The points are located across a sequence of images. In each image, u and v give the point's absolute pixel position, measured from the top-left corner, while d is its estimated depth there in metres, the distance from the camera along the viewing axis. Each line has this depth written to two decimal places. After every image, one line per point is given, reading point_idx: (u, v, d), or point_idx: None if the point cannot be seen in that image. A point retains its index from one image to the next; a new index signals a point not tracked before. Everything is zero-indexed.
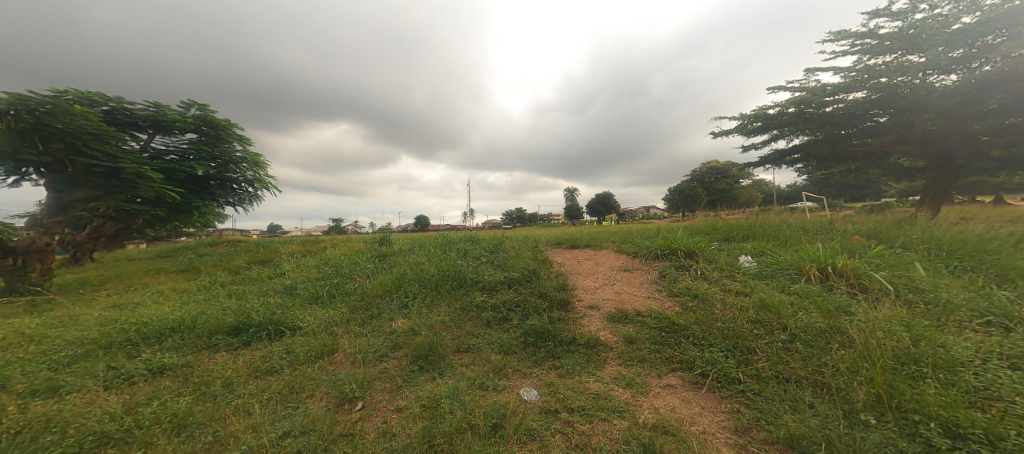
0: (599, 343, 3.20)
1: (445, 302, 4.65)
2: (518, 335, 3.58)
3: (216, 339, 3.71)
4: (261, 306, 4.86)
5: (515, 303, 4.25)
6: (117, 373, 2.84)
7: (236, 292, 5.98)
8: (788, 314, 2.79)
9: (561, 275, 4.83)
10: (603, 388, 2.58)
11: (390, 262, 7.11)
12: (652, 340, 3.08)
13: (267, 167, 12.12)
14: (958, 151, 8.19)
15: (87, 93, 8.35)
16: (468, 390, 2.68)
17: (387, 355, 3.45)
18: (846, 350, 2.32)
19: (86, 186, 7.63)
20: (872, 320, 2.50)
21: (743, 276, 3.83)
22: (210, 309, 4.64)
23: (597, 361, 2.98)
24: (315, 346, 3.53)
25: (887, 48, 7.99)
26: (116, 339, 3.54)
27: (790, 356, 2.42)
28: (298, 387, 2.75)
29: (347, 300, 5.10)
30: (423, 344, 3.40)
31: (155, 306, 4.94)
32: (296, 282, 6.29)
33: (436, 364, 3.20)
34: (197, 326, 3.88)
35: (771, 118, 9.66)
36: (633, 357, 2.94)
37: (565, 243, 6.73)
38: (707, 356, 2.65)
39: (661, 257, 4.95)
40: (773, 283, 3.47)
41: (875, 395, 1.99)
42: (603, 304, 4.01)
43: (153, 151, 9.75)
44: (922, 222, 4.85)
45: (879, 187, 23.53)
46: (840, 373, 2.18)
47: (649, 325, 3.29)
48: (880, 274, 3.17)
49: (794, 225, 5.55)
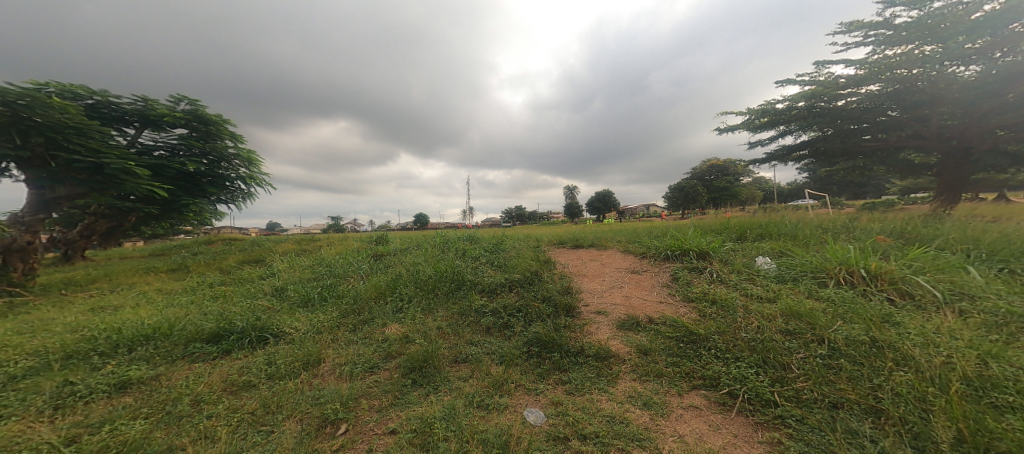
0: (609, 354, 2.93)
1: (442, 307, 4.37)
2: (521, 343, 3.31)
3: (193, 348, 3.40)
4: (247, 311, 4.57)
5: (517, 308, 3.97)
6: (73, 390, 2.53)
7: (222, 295, 5.66)
8: (824, 323, 2.49)
9: (566, 278, 4.56)
10: (618, 410, 2.29)
11: (385, 263, 6.80)
12: (669, 351, 2.83)
13: (260, 164, 11.81)
14: (976, 146, 7.89)
15: (70, 85, 8.04)
16: (465, 410, 2.41)
17: (378, 367, 3.18)
18: (905, 372, 2.00)
19: (69, 183, 7.35)
20: (923, 333, 2.23)
21: (763, 280, 3.55)
22: (189, 314, 4.33)
23: (608, 376, 2.71)
24: (299, 356, 3.24)
25: (903, 38, 7.63)
26: (81, 349, 3.23)
27: (834, 374, 2.12)
28: (275, 406, 2.45)
29: (338, 303, 4.81)
30: (416, 354, 3.14)
31: (133, 310, 4.63)
32: (286, 283, 5.97)
33: (431, 377, 2.94)
34: (174, 333, 3.58)
35: (779, 113, 9.45)
36: (648, 372, 2.66)
37: (568, 243, 6.43)
38: (733, 370, 2.38)
39: (672, 257, 4.69)
40: (798, 288, 3.19)
41: (950, 427, 1.70)
42: (612, 310, 3.74)
43: (141, 147, 9.43)
44: (949, 220, 4.57)
45: (881, 184, 23.25)
46: (901, 401, 1.87)
47: (664, 334, 3.04)
48: (921, 278, 2.87)
49: (812, 223, 5.26)
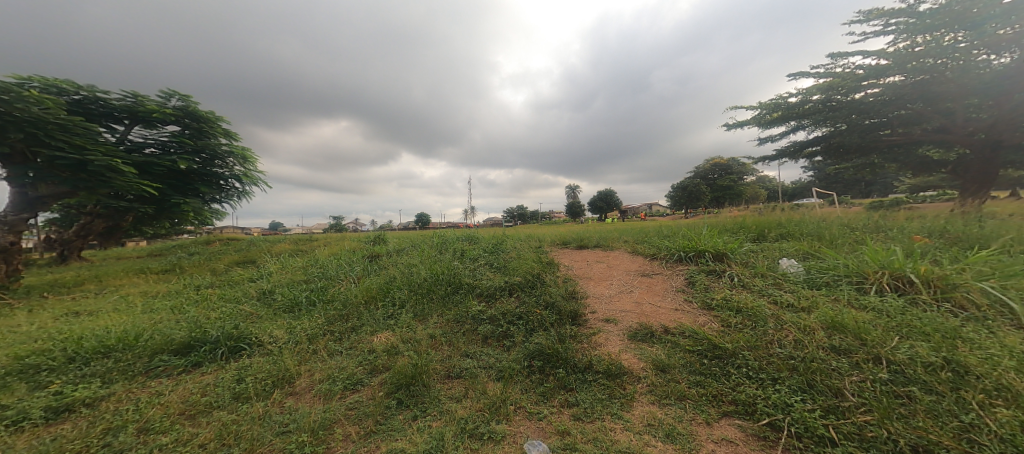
0: (622, 371, 2.57)
1: (437, 313, 4.01)
2: (521, 356, 2.95)
3: (158, 361, 3.06)
4: (228, 317, 4.23)
5: (517, 315, 3.62)
6: (4, 415, 2.20)
7: (206, 299, 5.31)
8: (878, 339, 2.13)
9: (570, 281, 4.19)
10: (637, 444, 1.94)
11: (380, 264, 6.45)
12: (690, 368, 2.48)
13: (256, 162, 11.50)
14: (1007, 140, 7.44)
15: (56, 80, 7.76)
16: (455, 442, 2.08)
17: (361, 383, 2.85)
18: (1001, 408, 1.63)
19: (52, 181, 7.05)
20: (1007, 356, 1.86)
21: (792, 285, 3.18)
22: (164, 320, 3.98)
23: (622, 398, 2.35)
24: (273, 371, 2.90)
25: (927, 26, 7.34)
26: (32, 363, 2.89)
27: (903, 406, 1.76)
28: (235, 437, 2.11)
29: (326, 308, 4.46)
30: (404, 369, 2.80)
31: (105, 317, 4.28)
32: (275, 286, 5.63)
33: (419, 397, 2.60)
34: (139, 343, 3.23)
35: (792, 107, 9.10)
36: (668, 394, 2.30)
37: (572, 243, 6.06)
38: (772, 395, 2.02)
39: (685, 259, 4.32)
40: (837, 296, 2.81)
41: None
42: (622, 318, 3.37)
43: (131, 144, 9.14)
44: (989, 219, 4.18)
45: (888, 182, 22.78)
46: (1006, 449, 1.50)
47: (683, 348, 2.68)
48: (985, 285, 2.49)
49: (836, 221, 4.88)
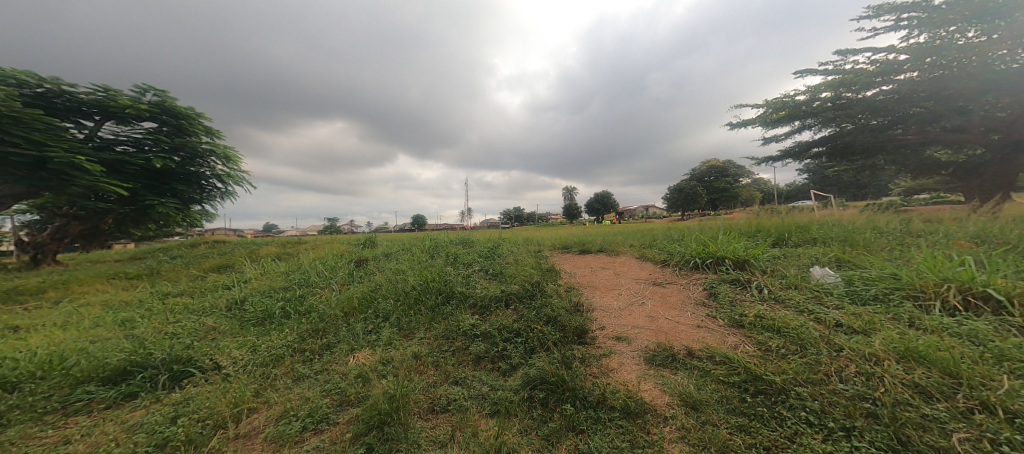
0: (645, 410, 2.08)
1: (423, 328, 3.50)
2: (520, 385, 2.45)
3: (79, 394, 2.54)
4: (184, 334, 3.69)
5: (514, 332, 3.12)
6: None
7: (169, 310, 4.74)
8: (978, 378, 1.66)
9: (574, 291, 3.70)
10: None
11: (366, 270, 5.93)
12: (728, 406, 2.00)
13: (239, 161, 10.90)
14: None
15: (15, 71, 7.16)
16: None
17: (326, 421, 2.34)
18: None
19: (8, 179, 6.45)
20: None
21: (836, 299, 2.72)
22: (107, 339, 3.43)
23: (647, 449, 1.87)
24: (219, 406, 2.38)
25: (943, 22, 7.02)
26: None
27: None
28: None
29: (300, 321, 3.93)
30: (376, 403, 2.29)
31: (42, 334, 3.71)
32: (248, 295, 5.07)
33: (394, 442, 2.11)
34: (61, 371, 2.70)
35: (799, 105, 8.75)
36: (707, 444, 1.83)
37: (574, 247, 5.58)
38: None
39: (702, 266, 3.86)
40: (899, 315, 2.34)
41: None
42: (635, 336, 2.89)
43: (101, 141, 8.54)
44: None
45: (886, 186, 22.67)
46: None
47: (715, 378, 2.19)
48: None
49: (865, 224, 4.44)
